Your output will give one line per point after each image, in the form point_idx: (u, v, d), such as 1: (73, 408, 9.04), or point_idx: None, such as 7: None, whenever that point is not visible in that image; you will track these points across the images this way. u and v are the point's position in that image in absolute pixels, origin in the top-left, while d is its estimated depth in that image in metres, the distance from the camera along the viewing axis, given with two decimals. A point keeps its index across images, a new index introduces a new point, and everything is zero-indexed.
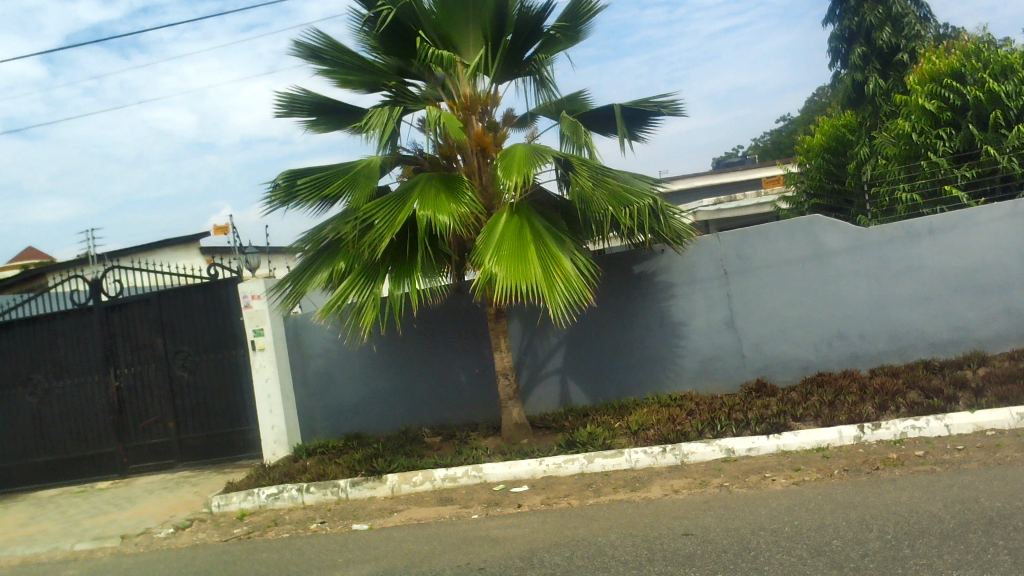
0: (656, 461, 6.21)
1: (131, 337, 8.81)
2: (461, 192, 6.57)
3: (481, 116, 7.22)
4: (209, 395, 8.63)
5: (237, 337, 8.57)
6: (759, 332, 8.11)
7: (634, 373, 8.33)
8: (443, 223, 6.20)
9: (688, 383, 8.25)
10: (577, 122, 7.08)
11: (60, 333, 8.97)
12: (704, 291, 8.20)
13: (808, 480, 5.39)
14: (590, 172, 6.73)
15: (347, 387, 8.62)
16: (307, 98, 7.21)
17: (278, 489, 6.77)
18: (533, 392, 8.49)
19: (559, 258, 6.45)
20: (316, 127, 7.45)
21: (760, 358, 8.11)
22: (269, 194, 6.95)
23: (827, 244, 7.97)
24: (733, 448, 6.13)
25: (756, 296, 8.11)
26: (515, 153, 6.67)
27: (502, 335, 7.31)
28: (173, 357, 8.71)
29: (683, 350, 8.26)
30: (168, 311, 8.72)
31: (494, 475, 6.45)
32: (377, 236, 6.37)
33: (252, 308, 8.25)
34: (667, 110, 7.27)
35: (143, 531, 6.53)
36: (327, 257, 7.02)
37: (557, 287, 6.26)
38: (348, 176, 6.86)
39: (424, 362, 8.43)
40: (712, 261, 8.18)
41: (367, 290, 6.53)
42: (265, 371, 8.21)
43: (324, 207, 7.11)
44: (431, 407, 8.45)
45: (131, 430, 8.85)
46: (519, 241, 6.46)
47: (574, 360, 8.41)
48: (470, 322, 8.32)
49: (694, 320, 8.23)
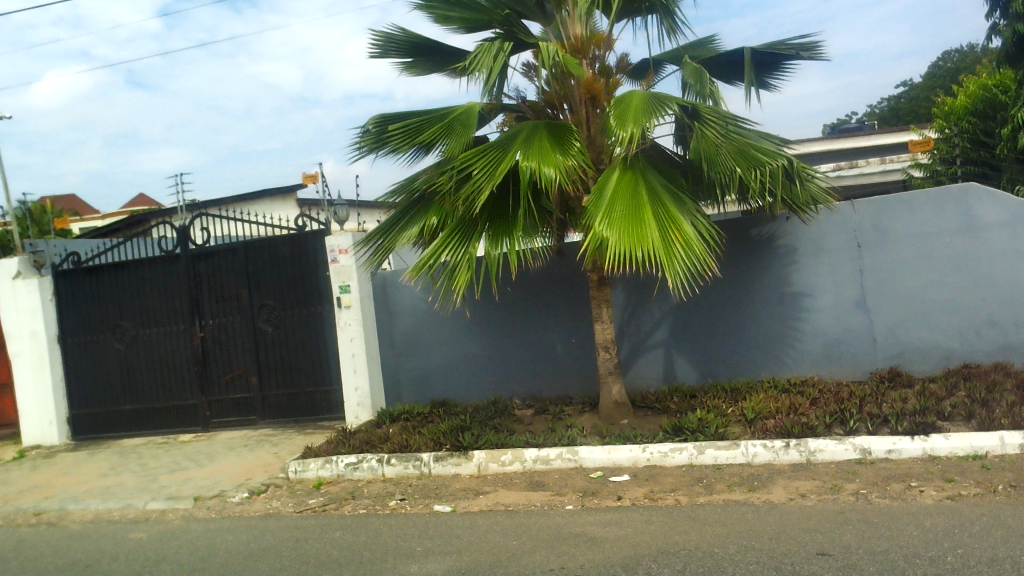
0: (777, 457, 5.45)
1: (217, 287, 8.53)
2: (569, 141, 5.90)
3: (592, 61, 6.55)
4: (293, 352, 8.28)
5: (323, 293, 8.19)
6: (895, 314, 7.19)
7: (748, 353, 7.54)
8: (548, 176, 5.57)
9: (809, 366, 7.40)
10: (702, 68, 6.33)
11: (147, 281, 8.77)
12: (833, 266, 7.31)
13: (965, 496, 4.56)
14: (718, 125, 6.02)
15: (435, 350, 8.13)
16: (404, 37, 6.64)
17: (357, 459, 6.32)
18: (635, 365, 7.80)
19: (678, 220, 5.70)
20: (413, 70, 6.88)
21: (895, 344, 7.20)
22: (358, 141, 6.42)
23: (982, 217, 6.93)
24: (869, 449, 5.30)
25: (894, 273, 7.18)
26: (630, 101, 5.97)
27: (605, 305, 6.65)
28: (259, 310, 8.39)
29: (805, 330, 7.41)
30: (255, 262, 8.41)
31: (591, 460, 5.82)
32: (475, 187, 5.75)
33: (339, 263, 7.84)
34: (806, 54, 6.38)
35: (217, 493, 6.18)
36: (419, 212, 6.46)
37: (675, 255, 5.53)
38: (445, 122, 6.27)
39: (519, 328, 7.85)
40: (844, 233, 7.28)
41: (461, 249, 5.93)
42: (351, 330, 7.81)
43: (417, 157, 6.55)
44: (523, 377, 7.87)
45: (215, 383, 8.60)
46: (632, 200, 5.78)
47: (681, 334, 7.67)
48: (569, 288, 7.67)
49: (819, 297, 7.37)
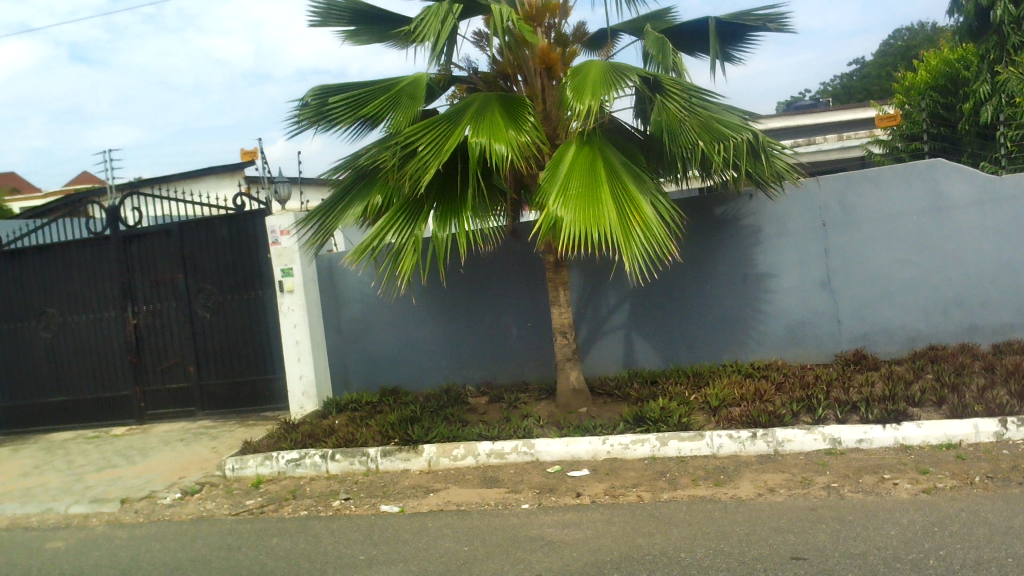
0: (743, 448, 5.18)
1: (150, 271, 8.01)
2: (522, 114, 5.51)
3: (547, 30, 6.18)
4: (233, 340, 7.82)
5: (265, 276, 7.73)
6: (860, 294, 6.96)
7: (710, 336, 7.27)
8: (500, 152, 5.19)
9: (772, 349, 7.16)
10: (664, 38, 6.00)
11: (75, 264, 8.20)
12: (797, 246, 7.06)
13: (942, 489, 4.32)
14: (680, 98, 5.68)
15: (384, 336, 7.73)
16: (346, 3, 6.18)
17: (299, 455, 5.91)
18: (593, 349, 7.48)
19: (636, 200, 5.37)
20: (357, 39, 6.43)
21: (859, 326, 6.98)
22: (295, 114, 5.94)
23: (949, 195, 6.75)
24: (839, 438, 5.05)
25: (859, 253, 6.95)
26: (588, 72, 5.60)
27: (562, 288, 6.31)
28: (195, 295, 7.90)
29: (768, 311, 7.16)
30: (191, 245, 7.90)
31: (548, 453, 5.50)
32: (421, 164, 5.34)
33: (280, 245, 7.38)
34: (773, 25, 6.06)
35: (146, 495, 5.73)
36: (362, 190, 6.03)
37: (634, 236, 5.20)
38: (390, 94, 5.84)
39: (472, 311, 7.48)
40: (808, 212, 7.02)
41: (407, 230, 5.52)
42: (293, 316, 7.37)
43: (360, 131, 6.11)
44: (477, 363, 7.51)
45: (149, 373, 8.09)
46: (590, 178, 5.43)
47: (640, 317, 7.37)
48: (524, 270, 7.31)
49: (783, 277, 7.11)
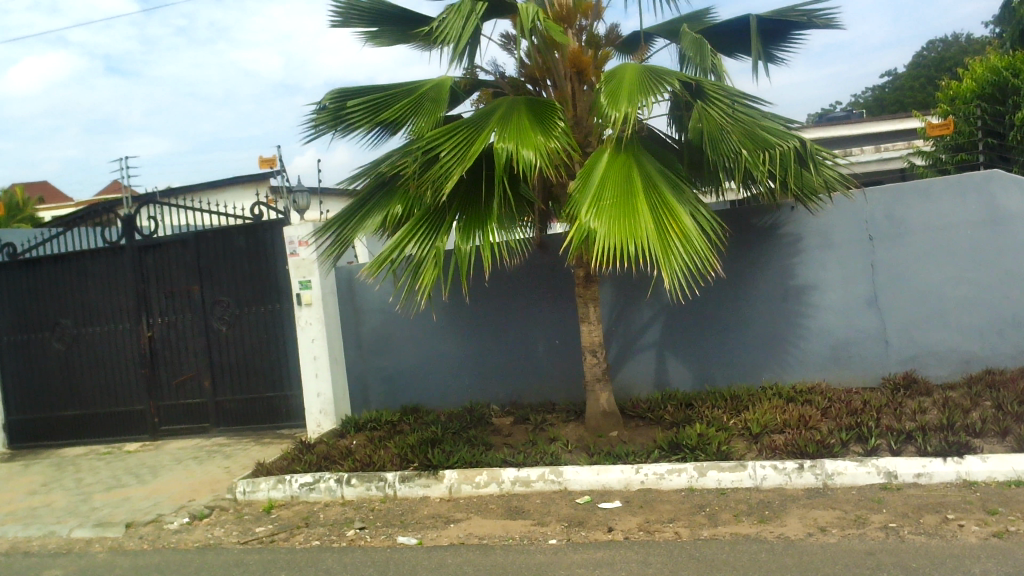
0: (789, 481, 4.79)
1: (166, 282, 7.77)
2: (552, 119, 5.19)
3: (578, 32, 5.86)
4: (249, 355, 7.55)
5: (282, 288, 7.46)
6: (909, 313, 6.54)
7: (748, 356, 6.88)
8: (527, 159, 4.87)
9: (814, 370, 6.75)
10: (703, 39, 5.67)
11: (89, 274, 7.99)
12: (841, 261, 6.66)
13: (1015, 533, 3.91)
14: (721, 104, 5.40)
15: (405, 352, 7.42)
16: (369, 4, 5.89)
17: (313, 478, 5.60)
18: (624, 368, 7.12)
19: (675, 210, 5.02)
20: (378, 41, 6.14)
21: (909, 346, 6.55)
22: (312, 119, 5.66)
23: (1007, 208, 6.30)
24: (894, 472, 4.65)
25: (909, 269, 6.53)
26: (622, 75, 5.27)
27: (592, 304, 5.96)
28: (211, 307, 7.65)
29: (810, 330, 6.76)
30: (207, 255, 7.65)
31: (577, 482, 5.14)
32: (443, 172, 5.04)
33: (298, 256, 7.11)
34: (820, 21, 5.68)
35: (152, 519, 5.44)
36: (382, 200, 5.74)
37: (672, 250, 4.85)
38: (412, 99, 5.55)
39: (497, 327, 7.15)
40: (854, 225, 6.62)
41: (428, 242, 5.20)
42: (311, 330, 7.09)
43: (380, 138, 5.82)
44: (502, 382, 7.17)
45: (164, 387, 7.83)
46: (624, 187, 5.09)
47: (674, 334, 7.00)
48: (552, 284, 6.97)
49: (826, 294, 6.71)
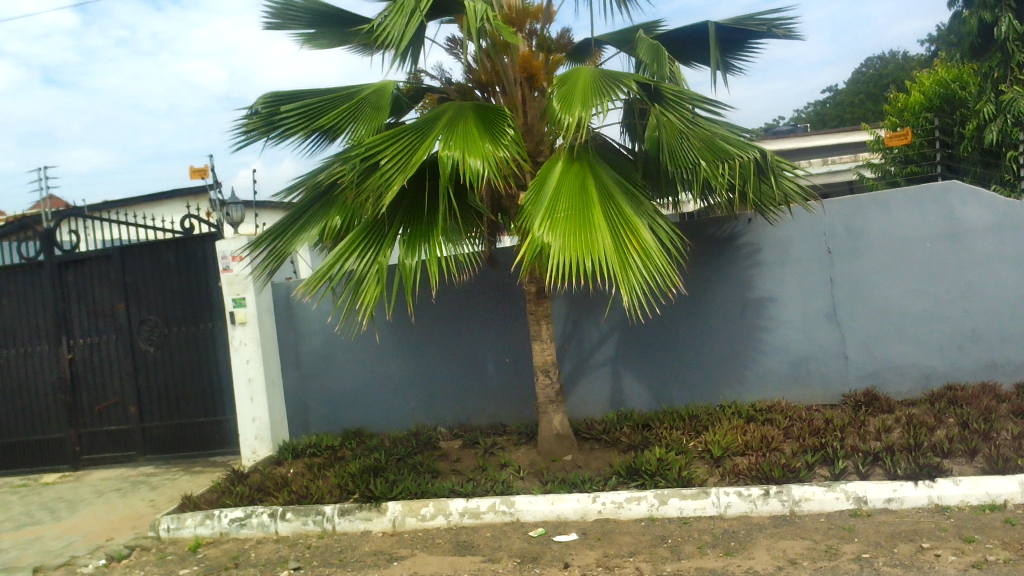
0: (755, 508, 4.53)
1: (88, 301, 7.25)
2: (501, 126, 4.88)
3: (528, 35, 5.58)
4: (179, 378, 7.08)
5: (215, 307, 7.00)
6: (869, 328, 6.37)
7: (706, 373, 6.64)
8: (474, 168, 4.56)
9: (773, 388, 6.53)
10: (660, 46, 5.48)
11: (4, 293, 7.42)
12: (799, 275, 6.48)
13: (995, 562, 3.68)
14: (681, 111, 5.21)
15: (348, 372, 7.02)
16: (306, 4, 5.52)
17: (244, 513, 5.17)
18: (577, 387, 6.84)
19: (633, 225, 4.75)
20: (316, 43, 5.77)
21: (869, 363, 6.38)
22: (244, 125, 5.26)
23: (965, 220, 6.18)
24: (864, 497, 4.44)
25: (868, 282, 6.36)
26: (575, 79, 5.00)
27: (544, 321, 5.66)
28: (138, 327, 7.15)
29: (768, 346, 6.54)
30: (133, 272, 7.16)
31: (530, 513, 4.81)
32: (384, 182, 4.69)
33: (232, 272, 6.68)
34: (779, 30, 5.49)
35: (64, 562, 4.96)
36: (321, 211, 5.35)
37: (631, 266, 4.57)
38: (352, 104, 5.20)
39: (445, 346, 6.80)
40: (812, 238, 6.44)
41: (369, 257, 4.82)
42: (246, 351, 6.67)
43: (318, 145, 5.45)
44: (450, 403, 6.81)
45: (85, 413, 7.29)
46: (579, 198, 4.81)
47: (630, 352, 6.74)
48: (502, 300, 6.65)
49: (785, 309, 6.51)
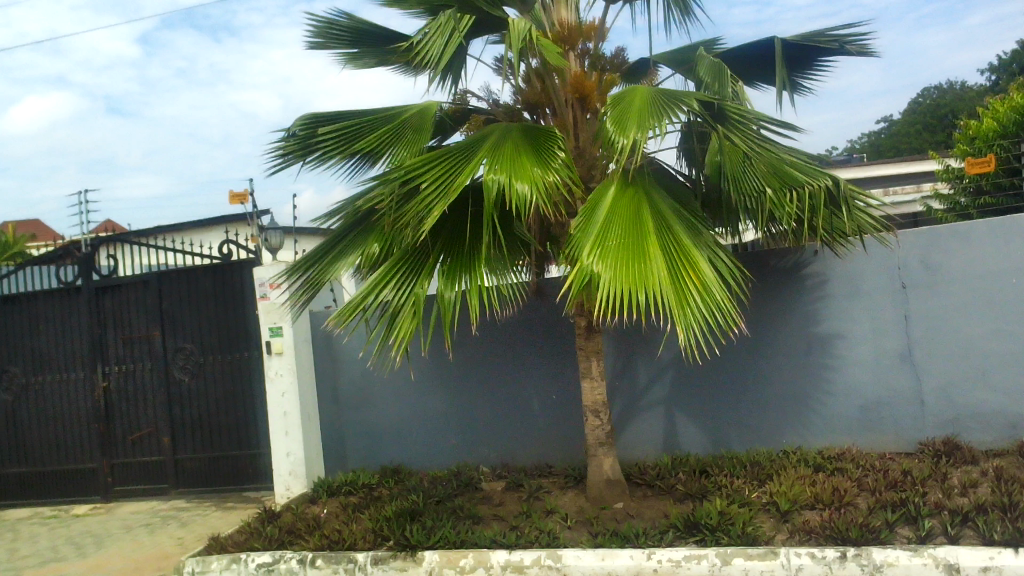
0: (830, 572, 4.14)
1: (124, 328, 7.07)
2: (550, 148, 4.54)
3: (581, 54, 5.26)
4: (213, 409, 6.83)
5: (252, 335, 6.75)
6: (948, 370, 5.84)
7: (767, 416, 6.19)
8: (521, 193, 4.24)
9: (842, 433, 6.04)
10: (723, 64, 5.12)
11: (43, 318, 7.30)
12: (870, 311, 6.00)
13: None
14: (746, 134, 4.78)
15: (387, 407, 6.71)
16: (347, 22, 5.29)
17: (273, 558, 4.91)
18: (628, 427, 6.46)
19: (691, 256, 4.36)
20: (358, 63, 5.54)
21: (949, 409, 5.83)
22: (280, 148, 5.01)
23: None
24: (957, 564, 4.00)
25: (947, 321, 5.84)
26: (630, 99, 4.66)
27: (595, 358, 5.27)
28: (173, 355, 6.94)
29: (836, 388, 6.06)
30: (170, 298, 6.97)
31: (579, 569, 4.44)
32: (424, 207, 4.39)
33: (269, 300, 6.44)
34: (852, 47, 5.07)
35: None
36: (359, 238, 5.09)
37: (689, 301, 4.18)
38: (393, 126, 4.93)
39: (488, 381, 6.45)
40: (884, 272, 5.97)
41: (406, 288, 4.52)
42: (281, 383, 6.41)
43: (358, 168, 5.18)
44: (493, 442, 6.44)
45: (119, 444, 7.08)
46: (633, 226, 4.46)
47: (685, 392, 6.34)
48: (548, 334, 6.28)
49: (854, 349, 6.03)
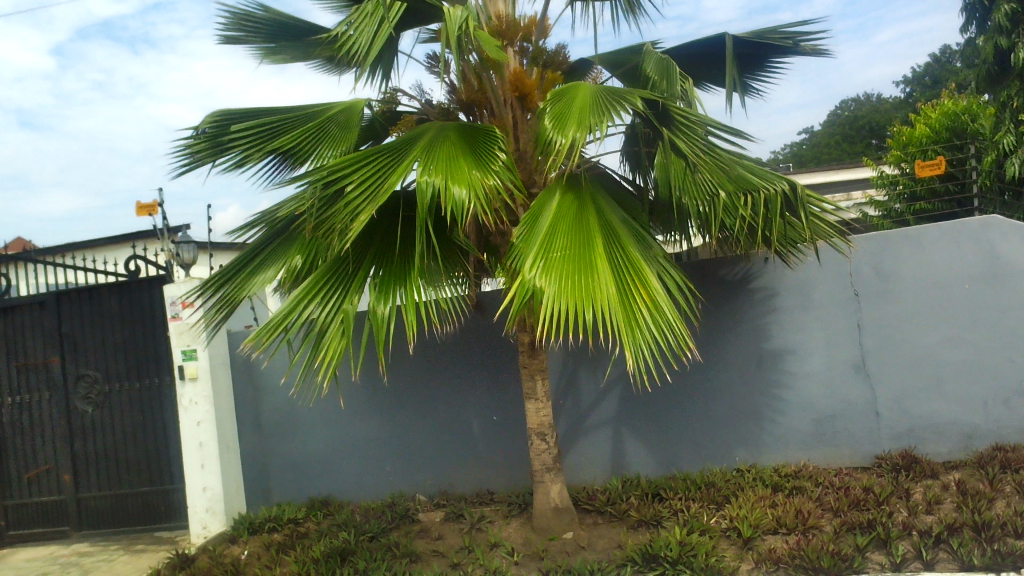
0: None
1: (19, 354, 6.39)
2: (490, 150, 4.14)
3: (520, 49, 4.88)
4: (120, 442, 6.20)
5: (162, 359, 6.16)
6: (903, 380, 5.63)
7: (719, 433, 5.89)
8: (457, 198, 3.83)
9: (796, 449, 5.78)
10: (671, 60, 4.83)
11: None
12: (822, 320, 5.77)
13: None
14: (693, 138, 4.39)
15: (314, 434, 6.20)
16: (262, 14, 4.81)
17: None
18: (574, 449, 6.09)
19: (641, 270, 4.00)
20: (275, 58, 5.06)
21: (904, 420, 5.63)
22: (188, 147, 4.48)
23: (1009, 258, 5.43)
24: None
25: (900, 330, 5.64)
26: (573, 96, 4.29)
27: (540, 377, 4.89)
28: (74, 383, 6.29)
29: (789, 402, 5.80)
30: (69, 320, 6.32)
31: None
32: (351, 213, 3.94)
33: (181, 320, 5.87)
34: (805, 45, 4.82)
35: None
36: (280, 250, 4.60)
37: (638, 320, 3.81)
38: (316, 125, 4.46)
39: (424, 403, 6.00)
40: (836, 280, 5.74)
41: (332, 304, 4.04)
42: (197, 411, 5.85)
43: (277, 172, 4.69)
44: (429, 469, 5.99)
45: (13, 483, 6.39)
46: (579, 236, 4.09)
47: (632, 410, 6.00)
48: (488, 352, 5.86)
49: (807, 360, 5.78)
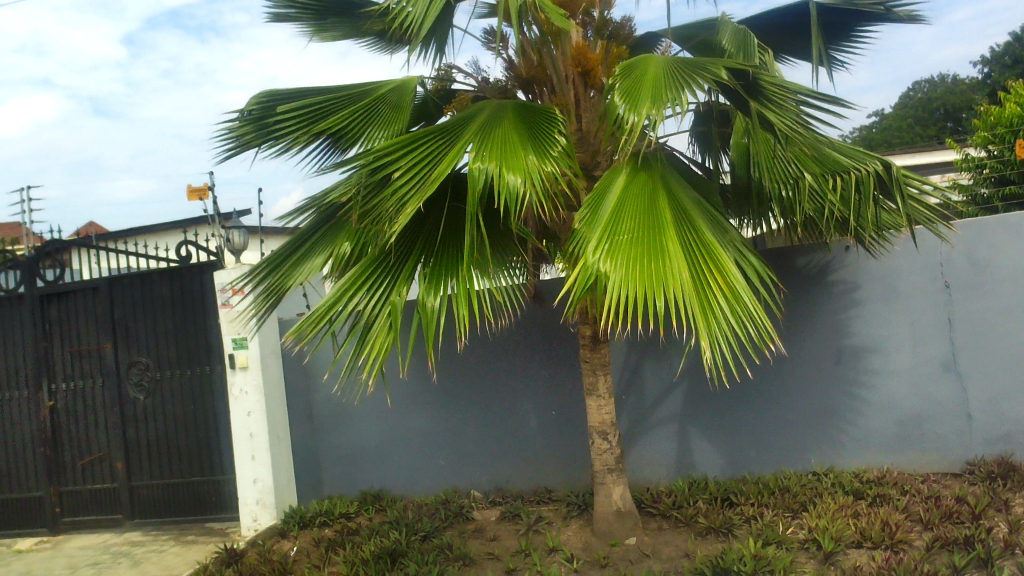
0: None
1: (72, 340, 6.33)
2: (549, 130, 3.83)
3: (583, 23, 4.56)
4: (171, 431, 6.10)
5: (213, 347, 6.03)
6: (998, 379, 5.16)
7: (793, 433, 5.51)
8: (512, 184, 3.54)
9: (877, 452, 5.37)
10: (748, 31, 4.46)
11: None
12: (909, 315, 5.33)
13: None
14: (785, 113, 3.91)
15: (366, 425, 6.01)
16: None
17: None
18: (636, 447, 5.77)
19: (717, 255, 3.63)
20: (325, 35, 4.82)
21: (998, 423, 5.17)
22: (233, 130, 4.30)
23: None
24: None
25: (996, 325, 5.17)
26: (644, 71, 3.94)
27: (602, 373, 4.58)
28: (127, 369, 6.20)
29: (870, 402, 5.39)
30: (122, 306, 6.23)
31: None
32: (399, 200, 3.68)
33: (232, 308, 5.72)
34: (900, 11, 4.38)
35: None
36: (329, 237, 4.38)
37: (713, 309, 3.45)
38: (365, 106, 4.21)
39: (479, 397, 5.74)
40: (925, 270, 5.29)
41: (380, 296, 3.80)
42: (246, 401, 5.70)
43: (326, 156, 4.47)
44: (484, 465, 5.74)
45: (68, 469, 6.35)
46: (648, 219, 3.75)
47: (698, 407, 5.65)
48: (545, 343, 5.57)
49: (891, 357, 5.35)
